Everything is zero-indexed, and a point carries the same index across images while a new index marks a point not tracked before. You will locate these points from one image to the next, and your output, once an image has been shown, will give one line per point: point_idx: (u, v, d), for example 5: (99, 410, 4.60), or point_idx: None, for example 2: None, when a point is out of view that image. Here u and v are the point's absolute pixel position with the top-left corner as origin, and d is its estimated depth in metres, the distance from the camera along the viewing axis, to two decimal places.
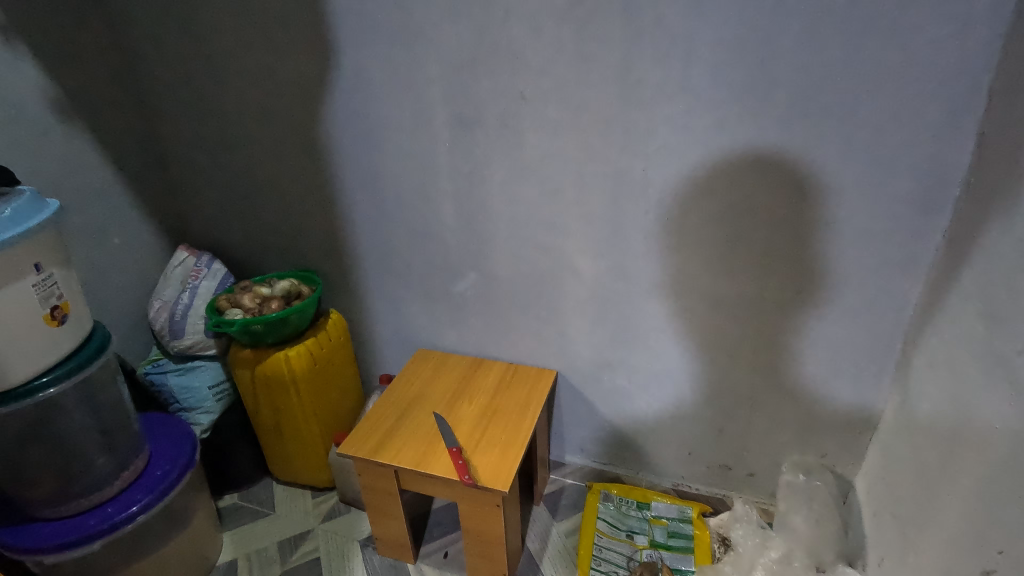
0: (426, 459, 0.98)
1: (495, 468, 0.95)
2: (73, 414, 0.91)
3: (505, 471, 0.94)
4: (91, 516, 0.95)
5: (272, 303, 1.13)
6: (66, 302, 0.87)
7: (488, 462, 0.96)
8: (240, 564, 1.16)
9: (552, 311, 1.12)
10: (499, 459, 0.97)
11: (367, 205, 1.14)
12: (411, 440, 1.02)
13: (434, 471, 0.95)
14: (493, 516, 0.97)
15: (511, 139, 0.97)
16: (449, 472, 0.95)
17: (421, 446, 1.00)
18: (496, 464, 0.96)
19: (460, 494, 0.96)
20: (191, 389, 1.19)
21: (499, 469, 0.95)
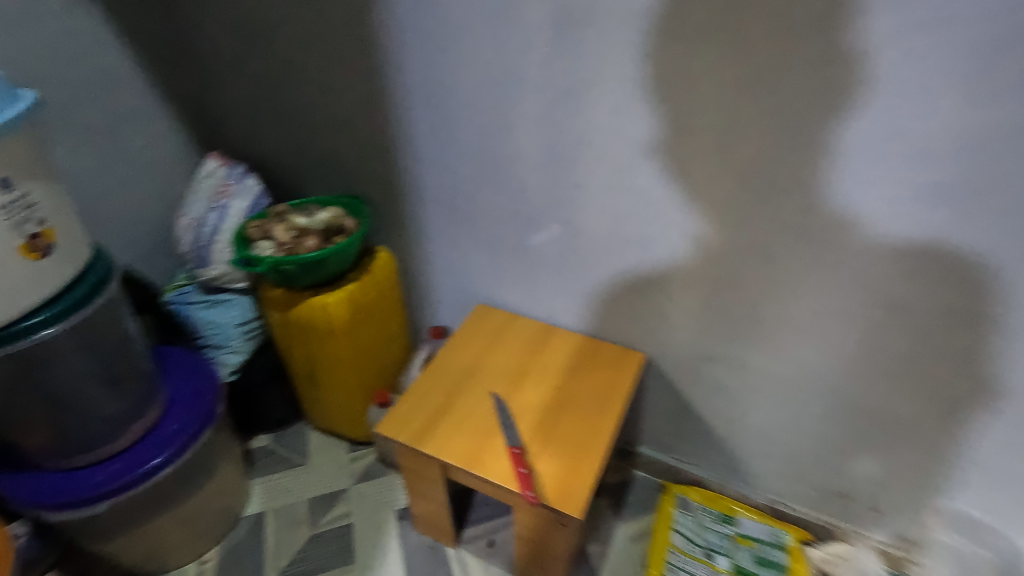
0: (479, 456, 0.80)
1: (564, 483, 0.76)
2: (70, 363, 0.77)
3: (575, 489, 0.75)
4: (97, 473, 0.84)
5: (308, 240, 0.93)
6: (50, 229, 0.69)
7: (556, 473, 0.77)
8: (268, 519, 1.07)
9: (651, 284, 0.88)
10: (569, 470, 0.78)
11: (429, 124, 0.89)
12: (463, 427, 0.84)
13: (488, 476, 0.77)
14: (554, 531, 0.80)
15: (636, 49, 0.69)
16: (506, 480, 0.77)
17: (475, 438, 0.82)
18: (565, 477, 0.77)
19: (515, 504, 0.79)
20: (218, 325, 1.04)
21: (568, 485, 0.76)
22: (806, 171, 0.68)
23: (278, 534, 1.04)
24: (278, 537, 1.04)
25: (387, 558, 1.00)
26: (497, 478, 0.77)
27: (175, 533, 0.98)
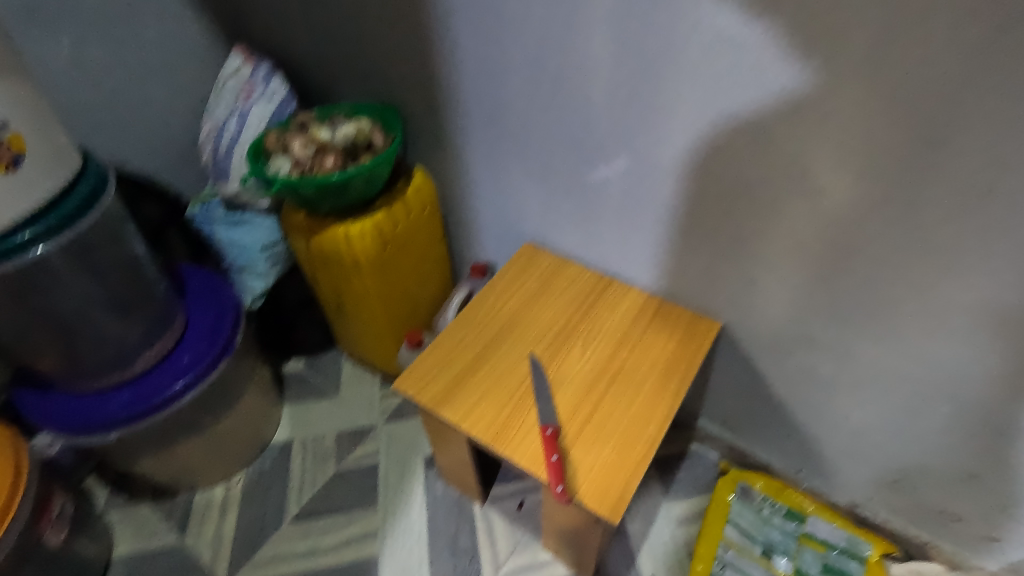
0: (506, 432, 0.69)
1: (600, 477, 0.64)
2: (63, 285, 0.69)
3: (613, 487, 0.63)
4: (109, 400, 0.79)
5: (328, 159, 0.79)
6: (17, 136, 0.58)
7: (592, 464, 0.65)
8: (295, 449, 1.03)
9: (742, 242, 0.69)
10: (608, 462, 0.65)
11: (473, 18, 0.70)
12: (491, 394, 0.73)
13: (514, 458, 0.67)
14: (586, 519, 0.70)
15: None
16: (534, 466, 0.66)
17: (504, 410, 0.71)
18: (602, 470, 0.65)
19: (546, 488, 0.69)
20: (242, 247, 0.95)
21: (605, 480, 0.64)
22: (1002, 103, 0.46)
23: (304, 466, 1.01)
24: (304, 470, 1.00)
25: (411, 506, 0.94)
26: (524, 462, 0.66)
27: (199, 459, 0.94)
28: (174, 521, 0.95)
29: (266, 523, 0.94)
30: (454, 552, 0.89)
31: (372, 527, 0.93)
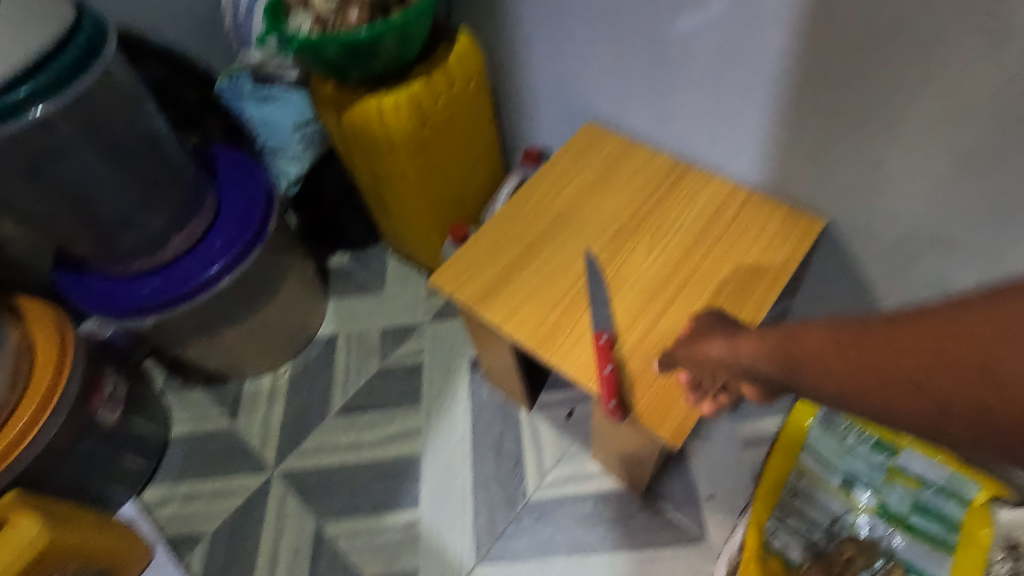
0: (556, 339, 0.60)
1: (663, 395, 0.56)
2: (75, 156, 0.64)
3: (678, 407, 0.55)
4: (143, 285, 0.76)
5: (353, 14, 0.67)
6: None
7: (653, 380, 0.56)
8: (340, 343, 1.00)
9: (868, 106, 0.54)
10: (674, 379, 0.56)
11: None
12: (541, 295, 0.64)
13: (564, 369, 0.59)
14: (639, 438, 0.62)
15: None
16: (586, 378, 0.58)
17: (554, 313, 0.62)
18: (665, 387, 0.56)
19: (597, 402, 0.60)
20: (274, 126, 0.87)
21: (669, 399, 0.55)
22: None
23: (349, 360, 0.98)
24: (349, 364, 0.98)
25: (455, 406, 0.90)
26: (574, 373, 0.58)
27: (245, 347, 0.93)
28: (227, 406, 0.96)
29: (312, 414, 0.93)
30: (499, 456, 0.85)
31: (415, 425, 0.90)
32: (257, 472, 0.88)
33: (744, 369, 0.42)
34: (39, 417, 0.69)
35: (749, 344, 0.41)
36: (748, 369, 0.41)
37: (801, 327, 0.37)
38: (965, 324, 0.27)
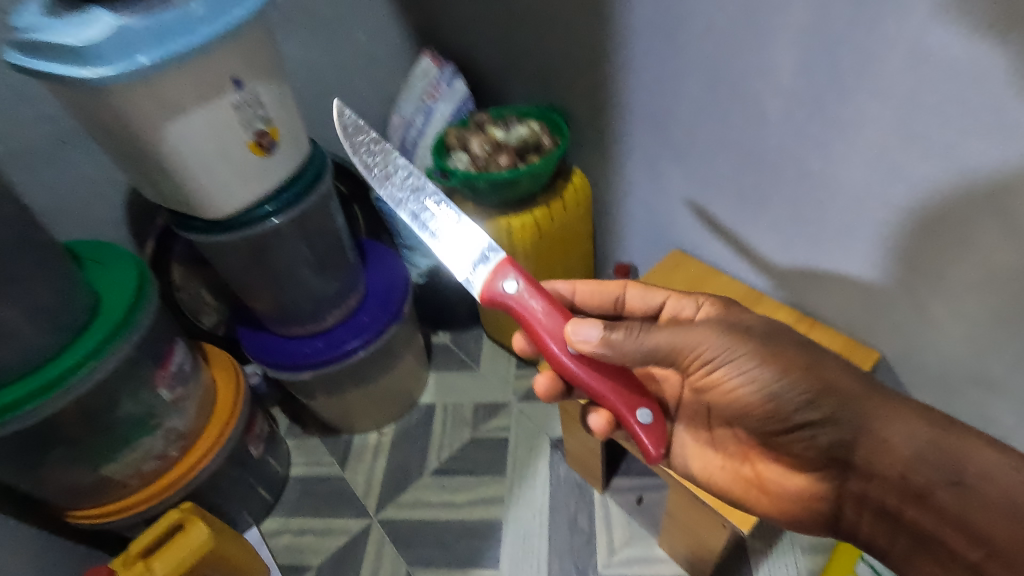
0: (519, 271, 0.54)
1: (699, 447, 0.64)
2: (287, 248, 0.86)
3: (710, 465, 0.63)
4: (306, 345, 0.95)
5: (502, 158, 0.88)
6: (274, 128, 0.73)
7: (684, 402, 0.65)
8: (437, 411, 1.15)
9: (916, 253, 0.63)
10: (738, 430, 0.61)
11: (652, 31, 0.74)
12: (680, 336, 0.52)
13: (619, 338, 0.49)
14: (596, 424, 0.64)
15: None
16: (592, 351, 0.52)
17: (609, 283, 0.70)
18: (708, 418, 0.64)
19: (597, 394, 0.53)
20: (414, 229, 1.08)
21: (708, 453, 0.63)
22: None
23: (444, 428, 1.12)
24: (444, 431, 1.12)
25: (535, 482, 1.02)
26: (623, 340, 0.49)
27: (362, 406, 1.10)
28: (337, 456, 1.11)
29: (410, 472, 1.07)
30: (573, 531, 0.95)
31: (499, 493, 1.01)
32: (360, 517, 1.02)
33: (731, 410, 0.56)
34: (208, 453, 0.87)
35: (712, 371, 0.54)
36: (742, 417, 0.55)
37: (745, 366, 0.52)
38: (887, 448, 0.49)
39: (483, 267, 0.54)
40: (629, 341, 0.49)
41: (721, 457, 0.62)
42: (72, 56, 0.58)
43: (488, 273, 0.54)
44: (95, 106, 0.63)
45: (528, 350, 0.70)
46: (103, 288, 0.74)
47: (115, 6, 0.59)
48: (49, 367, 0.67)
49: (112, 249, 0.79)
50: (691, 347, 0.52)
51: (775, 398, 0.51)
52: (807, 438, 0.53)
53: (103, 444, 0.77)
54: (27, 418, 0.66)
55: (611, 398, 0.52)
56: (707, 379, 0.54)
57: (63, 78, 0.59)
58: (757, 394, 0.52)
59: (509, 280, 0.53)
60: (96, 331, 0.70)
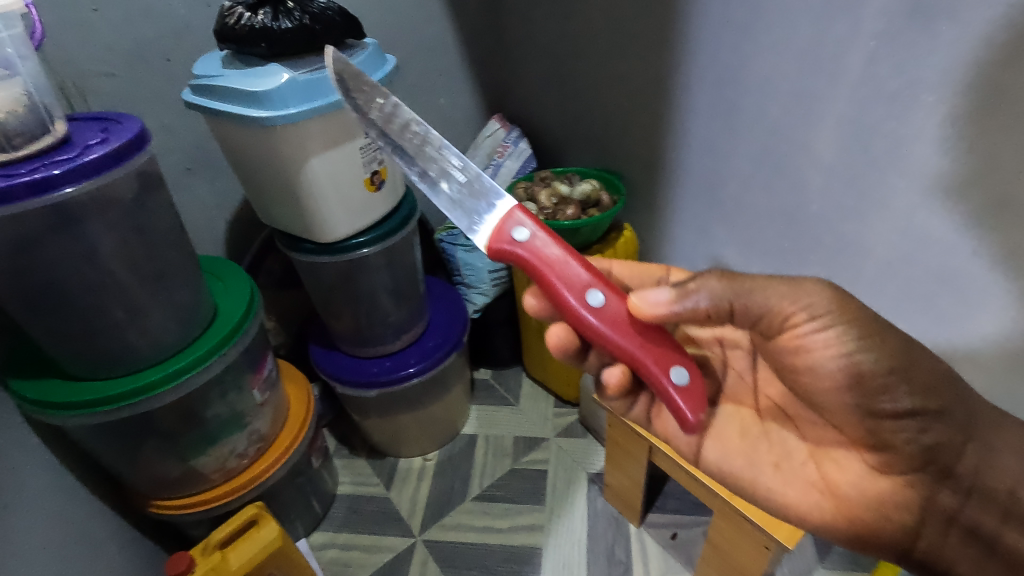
0: (529, 221, 0.54)
1: (745, 447, 0.63)
2: (373, 274, 0.96)
3: (757, 466, 0.62)
4: (374, 364, 1.04)
5: (568, 209, 1.00)
6: (384, 168, 0.86)
7: (735, 405, 0.65)
8: (479, 442, 1.22)
9: (950, 296, 0.70)
10: (802, 429, 0.61)
11: (708, 111, 0.87)
12: (799, 294, 0.50)
13: (711, 287, 0.50)
14: (613, 378, 0.58)
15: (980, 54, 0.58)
16: (614, 308, 0.52)
17: (652, 265, 0.71)
18: (767, 418, 0.64)
19: (624, 352, 0.51)
20: (473, 267, 1.19)
21: (756, 457, 0.62)
22: None
23: (486, 458, 1.18)
24: (486, 461, 1.18)
25: (573, 513, 1.07)
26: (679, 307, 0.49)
27: (411, 431, 1.16)
28: (383, 477, 1.17)
29: (453, 496, 1.12)
30: (610, 561, 0.99)
31: (539, 521, 1.06)
32: (404, 535, 1.06)
33: (829, 393, 0.54)
34: (279, 460, 0.93)
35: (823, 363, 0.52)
36: (841, 401, 0.54)
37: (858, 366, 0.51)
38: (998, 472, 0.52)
39: (487, 218, 0.54)
40: (722, 294, 0.50)
41: (776, 458, 0.62)
42: (248, 98, 0.70)
43: (495, 223, 0.54)
44: (250, 140, 0.75)
45: (537, 311, 0.60)
46: (219, 298, 0.84)
47: (288, 64, 0.71)
48: (173, 361, 0.75)
49: (228, 265, 0.90)
50: (806, 311, 0.50)
51: (903, 375, 0.50)
52: (909, 435, 0.52)
53: (197, 440, 0.83)
54: (146, 404, 0.73)
55: (642, 357, 0.51)
56: (818, 353, 0.52)
57: (234, 115, 0.71)
58: (879, 370, 0.50)
59: (518, 228, 0.53)
60: (213, 333, 0.79)
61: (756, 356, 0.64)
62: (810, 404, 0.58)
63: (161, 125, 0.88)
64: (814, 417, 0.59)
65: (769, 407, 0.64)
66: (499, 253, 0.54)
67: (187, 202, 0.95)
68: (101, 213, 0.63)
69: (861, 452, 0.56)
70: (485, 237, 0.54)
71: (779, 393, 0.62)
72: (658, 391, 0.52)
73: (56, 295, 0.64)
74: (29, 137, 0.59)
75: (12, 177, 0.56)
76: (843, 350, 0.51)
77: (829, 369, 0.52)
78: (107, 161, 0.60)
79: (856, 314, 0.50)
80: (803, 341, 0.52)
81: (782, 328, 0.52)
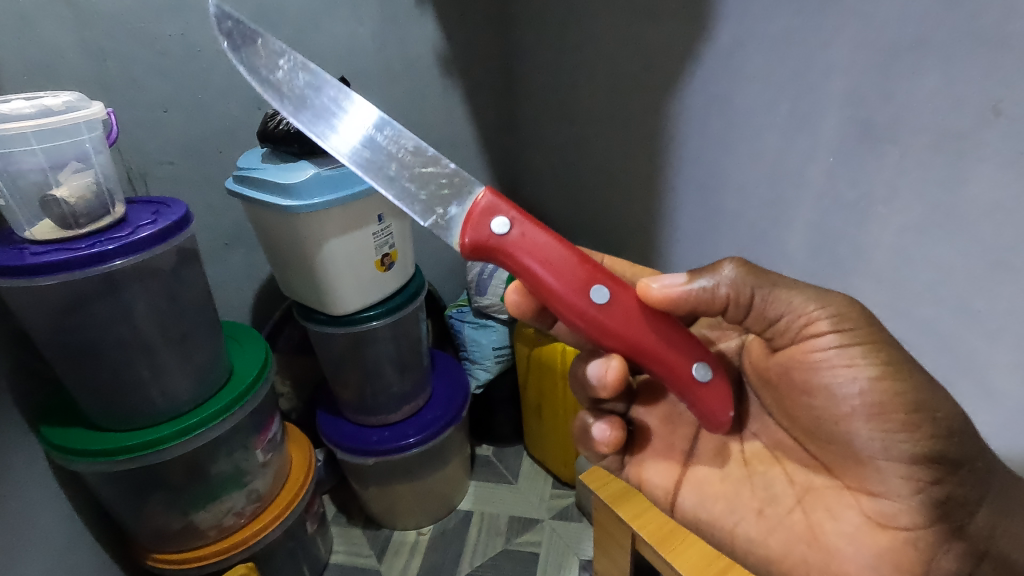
0: (509, 210, 0.51)
1: (726, 491, 0.60)
2: (379, 346, 1.03)
3: (738, 511, 0.58)
4: (374, 433, 1.08)
5: None
6: (395, 251, 0.96)
7: (720, 445, 0.62)
8: (474, 519, 1.22)
9: None
10: (791, 474, 0.57)
11: (694, 210, 0.94)
12: (825, 302, 0.51)
13: (732, 274, 0.52)
14: (607, 435, 0.63)
15: (921, 174, 0.63)
16: (622, 302, 0.52)
17: (641, 269, 0.70)
18: (752, 461, 0.60)
19: (644, 352, 0.53)
20: (478, 344, 1.26)
21: (738, 501, 0.59)
22: None
23: (479, 536, 1.18)
24: (478, 539, 1.18)
25: None
26: (694, 291, 0.51)
27: (407, 503, 1.18)
28: (376, 548, 1.18)
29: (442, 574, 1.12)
30: None
31: None
32: None
33: (838, 421, 0.52)
34: (272, 523, 0.96)
35: (842, 387, 0.51)
36: (851, 434, 0.51)
37: (870, 396, 0.50)
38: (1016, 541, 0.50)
39: (460, 213, 0.52)
40: (744, 281, 0.51)
41: (760, 503, 0.57)
42: (278, 189, 0.81)
43: (472, 218, 0.51)
44: (277, 223, 0.85)
45: (519, 306, 0.61)
46: (237, 361, 0.92)
47: (317, 160, 0.83)
48: (185, 417, 0.81)
49: (249, 331, 0.99)
50: (830, 321, 0.51)
51: (926, 411, 0.49)
52: (920, 483, 0.49)
53: (198, 495, 0.88)
54: (154, 456, 0.79)
55: (665, 357, 0.52)
56: (838, 373, 0.51)
57: (267, 203, 0.82)
58: (903, 403, 0.49)
59: (500, 219, 0.51)
60: (225, 393, 0.86)
61: (747, 389, 0.62)
62: (808, 441, 0.56)
63: (205, 207, 1.00)
64: (806, 461, 0.57)
65: (755, 450, 0.60)
66: (485, 253, 0.52)
67: (221, 273, 1.06)
68: (140, 283, 0.73)
69: (856, 495, 0.52)
70: (463, 241, 0.52)
71: (767, 432, 0.60)
72: (684, 392, 0.54)
73: (91, 351, 0.73)
74: (91, 216, 0.70)
75: (72, 250, 0.66)
76: (862, 372, 0.50)
77: (849, 395, 0.51)
78: (153, 239, 0.71)
79: (878, 338, 0.51)
80: (824, 361, 0.52)
81: (808, 338, 0.53)
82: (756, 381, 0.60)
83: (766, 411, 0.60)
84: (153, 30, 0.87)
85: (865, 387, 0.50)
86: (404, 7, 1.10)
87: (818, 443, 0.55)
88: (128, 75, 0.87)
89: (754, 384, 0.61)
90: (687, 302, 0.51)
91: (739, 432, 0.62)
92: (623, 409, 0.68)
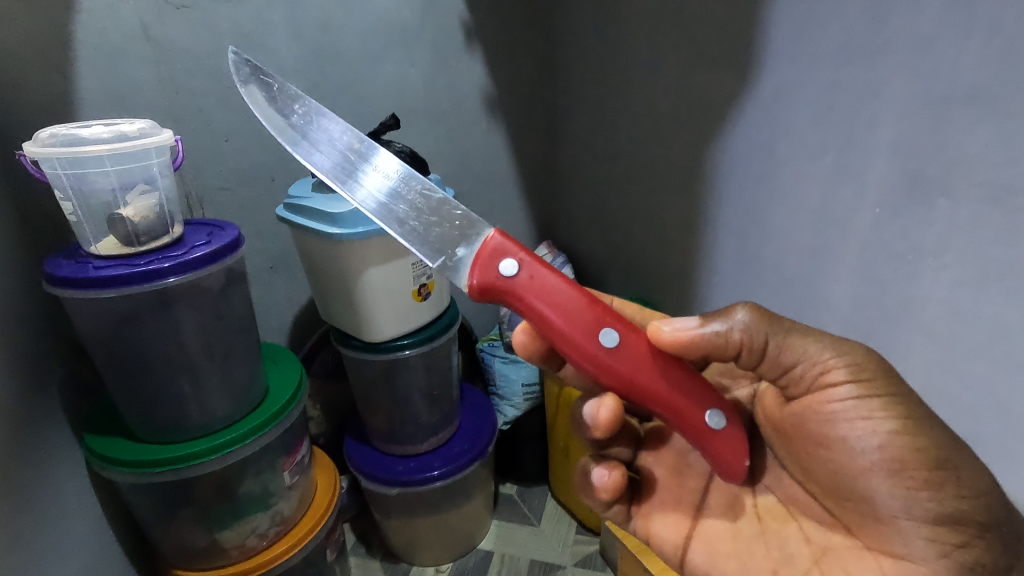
0: (517, 253, 0.52)
1: (738, 549, 0.58)
2: (411, 375, 1.04)
3: (753, 571, 0.56)
4: (400, 463, 1.08)
5: None
6: (432, 282, 0.97)
7: (732, 501, 0.61)
8: (494, 560, 1.19)
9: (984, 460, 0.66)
10: (807, 532, 0.55)
11: (733, 255, 0.93)
12: (840, 351, 0.50)
13: (744, 319, 0.50)
14: (606, 480, 0.60)
15: (972, 227, 0.62)
16: (632, 346, 0.51)
17: (653, 311, 0.69)
18: (767, 517, 0.58)
19: (654, 397, 0.52)
20: (507, 379, 1.25)
21: (751, 561, 0.57)
22: None
23: None
24: None
25: None
26: (704, 336, 0.50)
27: (428, 537, 1.16)
28: None
29: None
30: None
31: None
32: None
33: (856, 476, 0.50)
34: (292, 547, 0.96)
35: (862, 441, 0.49)
36: (870, 491, 0.49)
37: (890, 452, 0.48)
38: None
39: (467, 255, 0.52)
40: (757, 327, 0.50)
41: (775, 563, 0.55)
42: (325, 217, 0.84)
43: (480, 257, 0.52)
44: (322, 249, 0.88)
45: (526, 347, 0.61)
46: (273, 382, 0.94)
47: None
48: (219, 434, 0.83)
49: (286, 354, 1.02)
50: (847, 370, 0.50)
51: (950, 470, 0.46)
52: (945, 547, 0.46)
53: (225, 512, 0.88)
54: (187, 471, 0.80)
55: (676, 404, 0.51)
56: (856, 426, 0.49)
57: (313, 229, 0.85)
58: (926, 459, 0.47)
59: (507, 262, 0.52)
60: (259, 413, 0.87)
61: (759, 440, 0.60)
62: (825, 497, 0.54)
63: (256, 231, 1.05)
64: (822, 518, 0.55)
65: (768, 505, 0.59)
66: (492, 295, 0.52)
67: (265, 295, 1.10)
68: (191, 300, 0.76)
69: (877, 557, 0.50)
70: (471, 282, 0.52)
71: (782, 484, 0.58)
72: (696, 440, 0.53)
73: (140, 362, 0.76)
74: (151, 235, 0.74)
75: (131, 266, 0.69)
76: (881, 427, 0.48)
77: (867, 449, 0.49)
78: (206, 258, 0.74)
79: (899, 389, 0.49)
80: (841, 413, 0.50)
81: (824, 388, 0.51)
82: (770, 432, 0.58)
83: (780, 464, 0.59)
84: (223, 66, 0.93)
85: (885, 442, 0.48)
86: (454, 50, 1.15)
87: (835, 499, 0.53)
88: (196, 105, 0.93)
89: (767, 436, 0.59)
90: (699, 347, 0.50)
91: (752, 485, 0.61)
92: (629, 456, 0.67)
